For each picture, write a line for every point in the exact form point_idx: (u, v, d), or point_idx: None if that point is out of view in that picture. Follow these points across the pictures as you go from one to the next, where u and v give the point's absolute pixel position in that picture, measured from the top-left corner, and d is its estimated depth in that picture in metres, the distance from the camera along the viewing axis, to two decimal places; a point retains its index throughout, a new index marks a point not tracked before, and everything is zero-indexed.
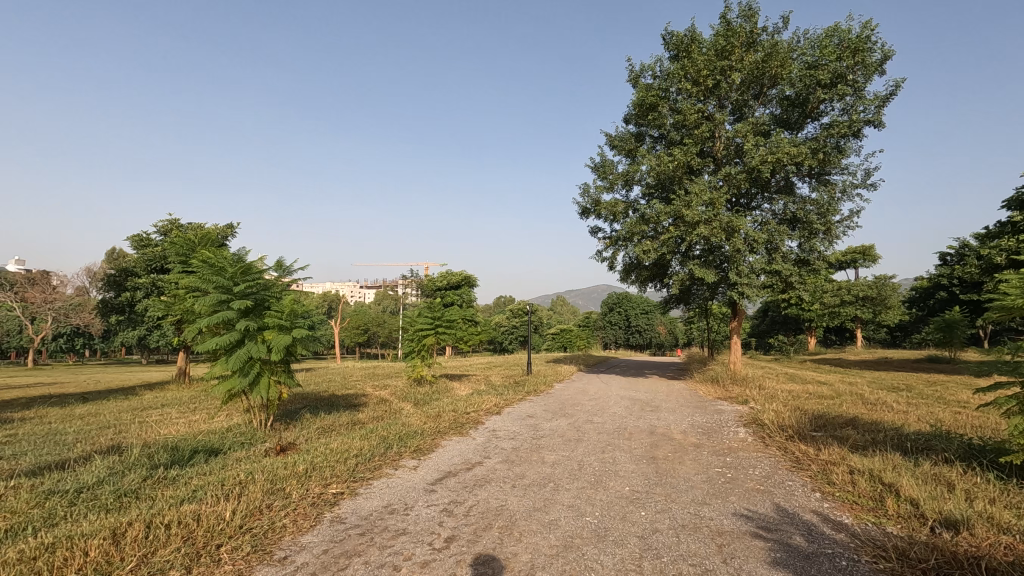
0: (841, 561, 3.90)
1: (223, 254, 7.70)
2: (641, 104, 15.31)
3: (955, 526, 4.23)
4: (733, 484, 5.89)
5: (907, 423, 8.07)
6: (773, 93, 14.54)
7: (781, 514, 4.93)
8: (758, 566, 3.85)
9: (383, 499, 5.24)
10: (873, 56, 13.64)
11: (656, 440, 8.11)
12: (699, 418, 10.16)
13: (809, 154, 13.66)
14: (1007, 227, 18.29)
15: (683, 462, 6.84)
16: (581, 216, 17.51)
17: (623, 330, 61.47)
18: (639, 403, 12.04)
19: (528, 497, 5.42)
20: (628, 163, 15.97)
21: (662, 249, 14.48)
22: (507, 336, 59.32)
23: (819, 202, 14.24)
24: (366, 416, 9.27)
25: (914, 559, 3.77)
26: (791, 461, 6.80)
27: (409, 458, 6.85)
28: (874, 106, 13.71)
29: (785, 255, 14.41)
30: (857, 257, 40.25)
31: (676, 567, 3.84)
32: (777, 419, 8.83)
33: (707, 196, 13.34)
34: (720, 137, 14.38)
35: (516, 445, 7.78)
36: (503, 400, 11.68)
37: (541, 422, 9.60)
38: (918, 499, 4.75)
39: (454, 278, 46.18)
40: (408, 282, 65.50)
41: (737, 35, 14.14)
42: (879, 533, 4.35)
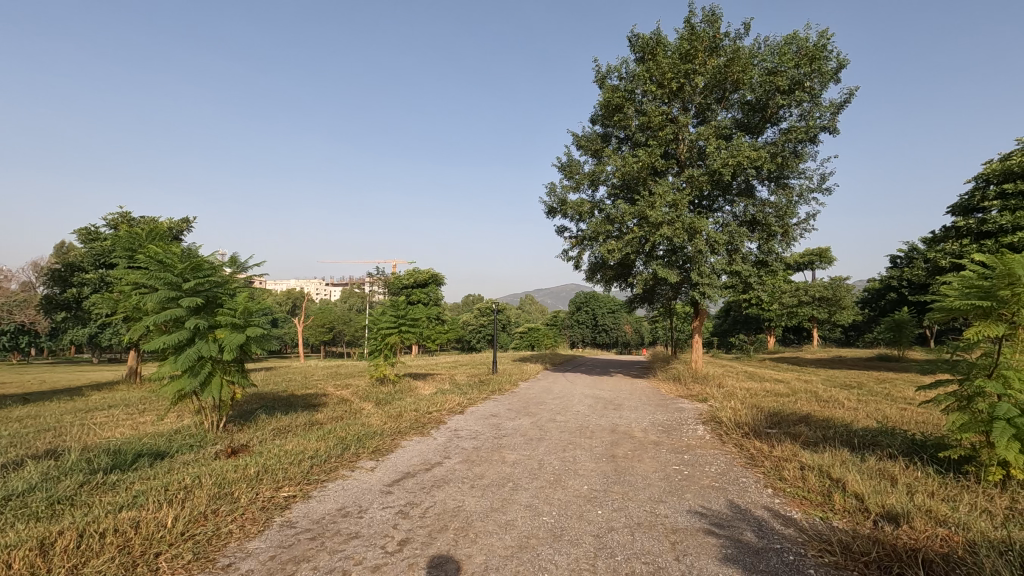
0: (788, 556, 3.99)
1: (171, 249, 7.39)
2: (606, 105, 15.45)
3: (896, 519, 4.38)
4: (689, 481, 5.98)
5: (856, 419, 8.34)
6: (734, 98, 14.83)
7: (733, 511, 5.03)
8: (709, 563, 3.89)
9: (337, 502, 5.12)
10: (829, 65, 14.09)
11: (617, 439, 8.17)
12: (660, 416, 10.27)
13: (768, 158, 14.02)
14: (951, 232, 19.21)
15: (642, 460, 6.91)
16: (547, 215, 17.54)
17: (590, 329, 61.99)
18: (603, 401, 12.14)
19: (486, 497, 5.38)
20: (594, 163, 16.08)
21: (626, 249, 14.63)
22: (474, 335, 59.15)
23: (778, 205, 14.63)
24: (325, 416, 9.06)
25: (856, 553, 3.89)
26: (746, 457, 6.95)
27: (366, 459, 6.72)
28: (829, 113, 14.16)
29: (745, 256, 14.71)
30: (814, 259, 41.54)
31: (629, 565, 3.85)
32: (734, 417, 9.02)
33: (670, 197, 13.55)
34: (684, 139, 14.63)
35: (477, 445, 7.72)
36: (467, 400, 11.58)
37: (504, 422, 9.56)
38: (863, 493, 4.91)
39: (421, 275, 45.64)
40: (374, 279, 64.61)
41: (700, 39, 14.40)
42: (825, 528, 4.47)
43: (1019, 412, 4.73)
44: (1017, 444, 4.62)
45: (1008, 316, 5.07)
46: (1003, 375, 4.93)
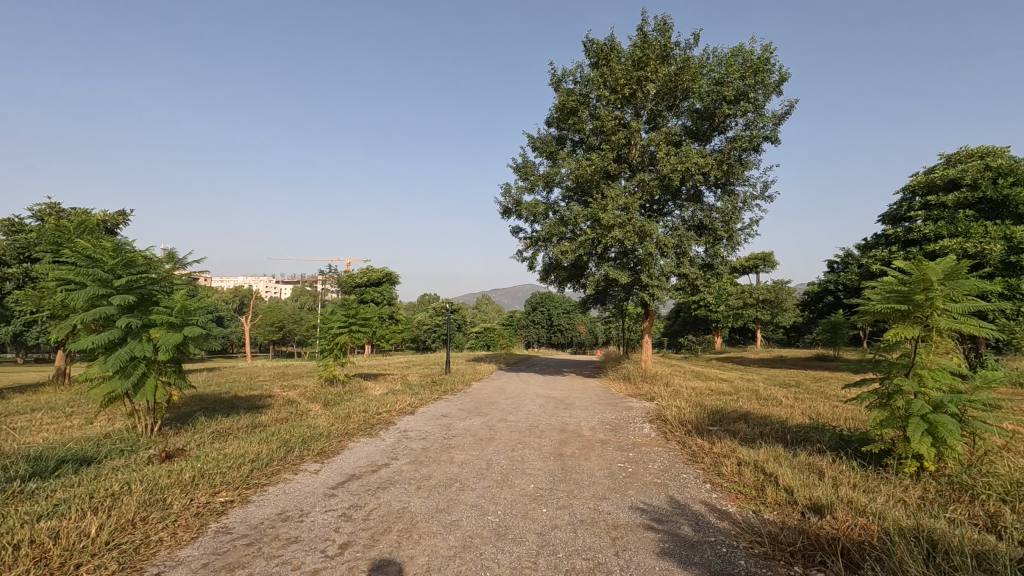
0: (721, 548, 4.16)
1: (101, 243, 7.02)
2: (561, 108, 15.65)
3: (821, 510, 4.64)
4: (633, 478, 6.14)
5: (791, 416, 8.76)
6: (684, 105, 15.27)
7: (672, 506, 5.20)
8: (646, 557, 4.01)
9: (278, 506, 4.99)
10: (772, 77, 14.76)
11: (566, 438, 8.29)
12: (609, 414, 10.48)
13: (715, 165, 14.53)
14: (882, 239, 20.44)
15: (589, 458, 7.05)
16: (502, 216, 17.59)
17: (545, 330, 62.57)
18: (554, 401, 12.29)
19: (432, 498, 5.37)
20: (549, 165, 16.24)
21: (579, 250, 14.84)
22: (429, 334, 58.64)
23: (724, 210, 15.17)
24: (269, 418, 8.80)
25: (783, 543, 4.10)
26: (688, 454, 7.18)
27: (311, 462, 6.56)
28: (771, 124, 14.80)
29: (692, 259, 15.16)
30: (758, 263, 43.27)
31: (570, 562, 3.92)
32: (679, 415, 9.30)
33: (622, 201, 13.82)
34: (636, 144, 14.97)
35: (426, 445, 7.67)
36: (418, 400, 11.49)
37: (454, 422, 9.55)
38: (793, 487, 5.17)
39: (374, 275, 44.85)
40: (327, 278, 63.13)
41: (652, 47, 14.77)
42: (757, 520, 4.69)
43: (931, 408, 5.11)
44: (930, 438, 4.99)
45: (923, 319, 5.48)
46: (918, 374, 5.32)
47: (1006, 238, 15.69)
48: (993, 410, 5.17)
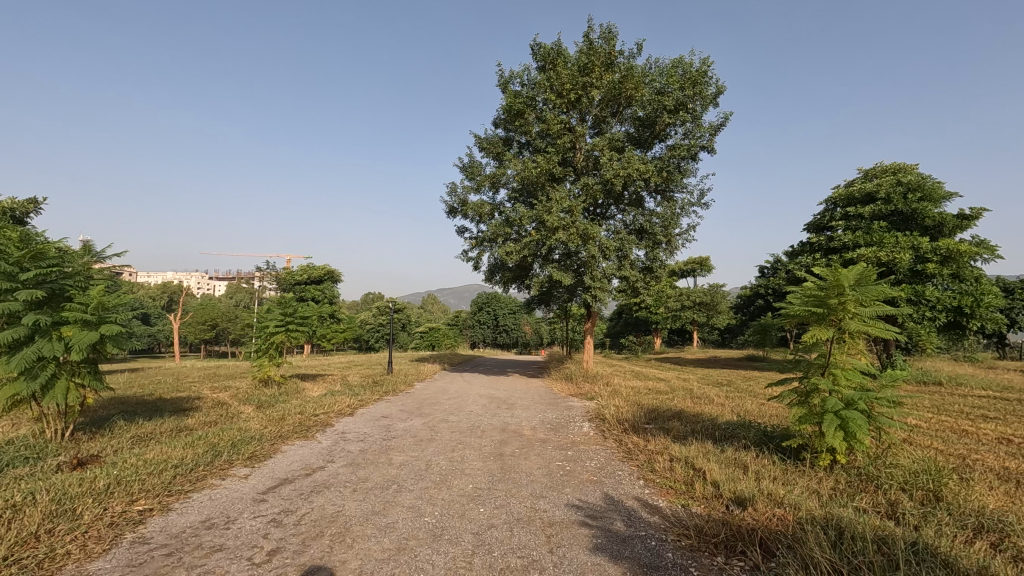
0: (651, 542, 4.31)
1: (6, 233, 6.46)
2: (508, 109, 15.75)
3: (743, 503, 4.90)
4: (570, 476, 6.26)
5: (721, 414, 9.17)
6: (627, 113, 15.68)
7: (607, 502, 5.34)
8: (579, 553, 4.11)
9: (202, 513, 4.76)
10: (709, 90, 15.39)
11: (506, 438, 8.34)
12: (549, 413, 10.64)
13: (655, 172, 15.02)
14: (806, 246, 21.75)
15: (528, 457, 7.12)
16: (448, 215, 17.49)
17: (491, 330, 62.69)
18: (496, 401, 12.33)
19: (368, 500, 5.28)
20: (495, 166, 16.28)
21: (523, 251, 14.96)
22: (372, 334, 57.48)
23: (663, 216, 15.69)
24: (197, 421, 8.37)
25: (708, 535, 4.30)
26: (624, 452, 7.39)
27: (240, 466, 6.30)
28: (708, 134, 15.44)
29: (633, 262, 15.58)
30: (695, 267, 45.06)
31: (505, 560, 3.96)
32: (617, 414, 9.55)
33: (566, 203, 14.04)
34: (580, 149, 15.27)
35: (364, 447, 7.52)
36: (357, 401, 11.25)
37: (395, 423, 9.41)
38: (719, 481, 5.42)
39: (315, 273, 43.51)
40: (265, 275, 60.71)
41: (597, 54, 15.09)
42: (685, 514, 4.90)
43: (843, 405, 5.50)
44: (842, 433, 5.36)
45: (837, 322, 5.87)
46: (832, 374, 5.70)
47: (914, 248, 17.04)
48: (896, 405, 5.63)
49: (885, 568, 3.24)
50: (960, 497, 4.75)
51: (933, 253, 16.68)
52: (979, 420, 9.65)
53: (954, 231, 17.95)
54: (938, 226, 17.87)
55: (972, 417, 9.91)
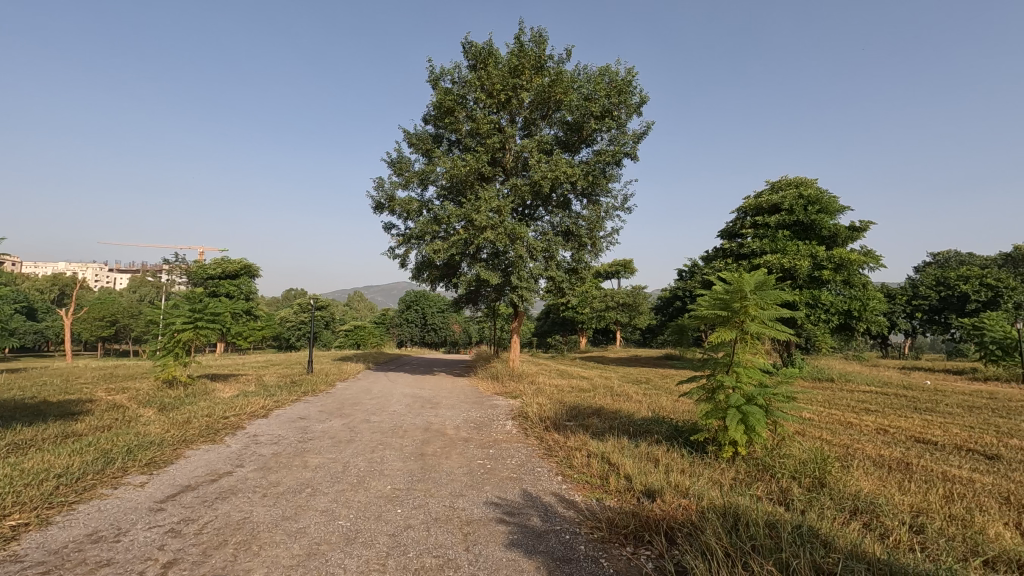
0: (564, 536, 4.43)
1: None
2: (438, 106, 15.59)
3: (653, 494, 5.15)
4: (490, 474, 6.31)
5: (637, 411, 9.56)
6: (556, 116, 15.99)
7: (525, 499, 5.43)
8: (494, 550, 4.15)
9: (89, 526, 4.37)
10: (633, 99, 16.01)
11: (428, 437, 8.27)
12: (474, 413, 10.66)
13: (582, 175, 15.39)
14: (720, 251, 23.07)
15: (450, 456, 7.10)
16: (375, 210, 17.06)
17: (419, 329, 61.91)
18: (420, 400, 12.18)
19: (279, 505, 5.06)
20: (424, 163, 16.08)
21: (451, 249, 14.88)
22: (293, 333, 55.09)
23: (589, 219, 16.12)
24: (87, 426, 7.66)
25: (619, 526, 4.49)
26: (544, 449, 7.54)
27: (137, 474, 5.84)
28: (632, 141, 16.05)
29: (559, 263, 15.91)
30: (619, 270, 46.69)
31: (420, 560, 3.93)
32: (539, 412, 9.72)
33: (495, 203, 14.11)
34: (510, 149, 15.43)
35: (278, 450, 7.19)
36: (273, 402, 10.73)
37: (312, 424, 9.06)
38: (631, 474, 5.66)
39: (230, 267, 41.15)
40: (173, 268, 56.56)
41: (528, 57, 15.27)
42: (599, 507, 5.07)
43: (744, 401, 5.92)
44: (743, 426, 5.77)
45: (739, 324, 6.29)
46: (736, 372, 6.10)
47: (812, 256, 18.57)
48: (790, 401, 6.12)
49: (772, 549, 3.52)
50: (841, 482, 5.24)
51: (828, 261, 18.26)
52: (863, 413, 10.67)
53: (846, 241, 19.77)
54: (833, 236, 19.61)
55: (858, 411, 10.88)
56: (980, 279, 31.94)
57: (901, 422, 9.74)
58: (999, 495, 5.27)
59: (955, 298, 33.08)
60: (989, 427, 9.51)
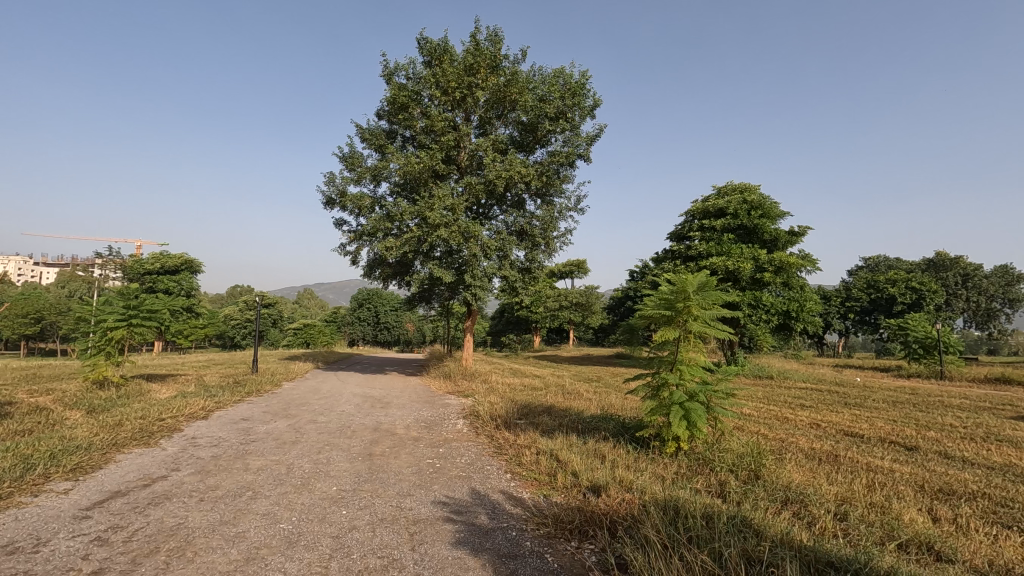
0: (511, 532, 4.47)
1: None
2: (392, 101, 15.33)
3: (598, 490, 5.27)
4: (439, 473, 6.29)
5: (587, 408, 9.74)
6: (511, 116, 16.04)
7: (473, 497, 5.45)
8: (441, 548, 4.14)
9: (4, 538, 4.08)
10: (587, 101, 16.27)
11: (378, 437, 8.15)
12: (425, 412, 10.59)
13: (536, 176, 15.50)
14: (669, 253, 23.75)
15: (399, 456, 7.03)
16: (325, 206, 16.63)
17: (371, 327, 60.86)
18: (370, 400, 11.99)
19: (217, 509, 4.88)
20: (377, 158, 15.79)
21: (404, 247, 14.69)
22: (238, 331, 53.10)
23: (543, 219, 16.27)
24: (4, 430, 7.14)
25: (564, 521, 4.57)
26: (494, 447, 7.58)
27: (60, 480, 5.50)
28: (585, 143, 16.31)
29: (513, 263, 15.99)
30: (573, 270, 47.31)
31: (364, 561, 3.88)
32: (490, 410, 9.76)
33: (449, 201, 14.06)
34: (464, 148, 15.39)
35: (218, 453, 6.93)
36: (215, 403, 10.32)
37: (256, 426, 8.77)
38: (578, 470, 5.77)
39: (170, 262, 39.24)
40: (107, 262, 53.39)
41: (483, 56, 15.26)
42: (545, 504, 5.15)
43: (686, 397, 6.12)
44: (685, 422, 5.98)
45: (682, 324, 6.51)
46: (679, 370, 6.31)
47: (755, 259, 19.41)
48: (729, 397, 6.39)
49: (707, 540, 3.67)
50: (774, 474, 5.51)
51: (769, 264, 19.13)
52: (797, 408, 11.24)
53: (785, 245, 20.78)
54: (773, 240, 20.58)
55: (794, 407, 11.45)
56: (905, 282, 34.26)
57: (831, 417, 10.33)
58: (914, 482, 5.68)
59: (884, 300, 35.36)
60: (909, 420, 10.22)
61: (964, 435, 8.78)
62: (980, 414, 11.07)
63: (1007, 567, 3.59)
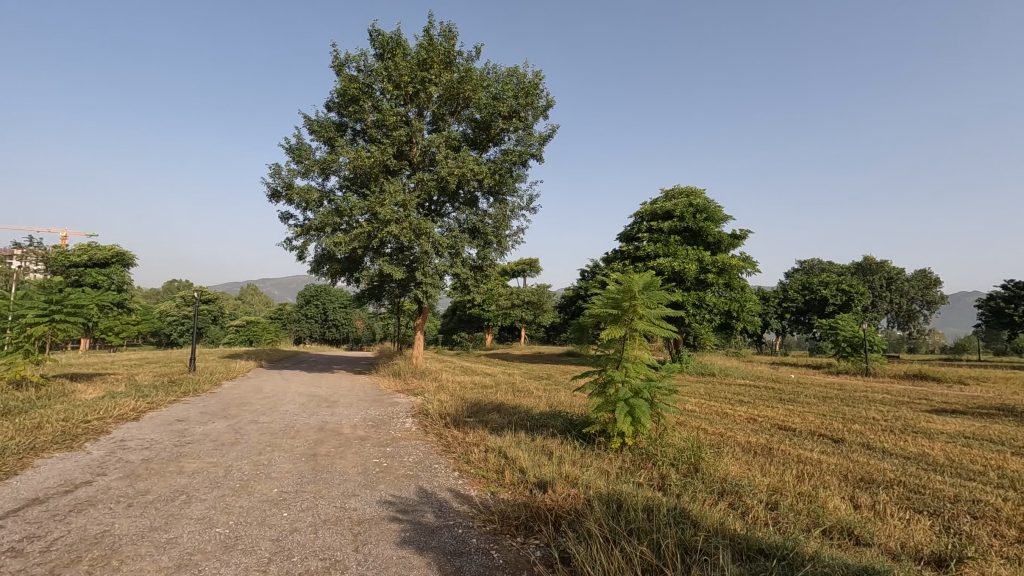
0: (457, 530, 4.47)
1: None
2: (342, 94, 14.97)
3: (544, 485, 5.34)
4: (386, 472, 6.21)
5: (536, 406, 9.84)
6: (464, 113, 15.98)
7: (420, 495, 5.42)
8: (385, 548, 4.09)
9: None
10: (540, 102, 16.41)
11: (323, 437, 7.95)
12: (373, 410, 10.41)
13: (488, 174, 15.50)
14: (618, 254, 24.28)
15: (344, 456, 6.89)
16: (270, 199, 16.05)
17: (319, 324, 59.28)
18: (316, 400, 11.68)
19: (148, 515, 4.64)
20: (326, 151, 15.39)
21: (353, 242, 14.37)
22: (175, 328, 50.56)
23: (495, 217, 16.29)
24: None
25: (511, 518, 4.60)
26: (442, 445, 7.55)
27: None
28: (537, 143, 16.43)
29: (464, 260, 15.93)
30: (525, 268, 47.60)
31: (305, 564, 3.78)
32: (440, 408, 9.70)
33: (400, 197, 13.87)
34: (417, 144, 15.19)
35: (149, 456, 6.58)
36: (147, 403, 9.79)
37: (192, 427, 8.39)
38: (525, 467, 5.83)
39: (99, 254, 36.95)
40: (27, 254, 49.68)
41: (437, 51, 15.13)
42: (492, 501, 5.17)
43: (631, 394, 6.28)
44: (629, 418, 6.13)
45: (629, 322, 6.67)
46: (625, 367, 6.46)
47: (699, 261, 20.14)
48: (672, 393, 6.59)
49: (647, 531, 3.79)
50: (712, 467, 5.74)
51: (712, 266, 19.90)
52: (736, 404, 11.72)
53: (728, 248, 21.67)
54: (717, 243, 21.44)
55: (734, 403, 11.94)
56: (836, 284, 36.36)
57: (767, 412, 10.84)
58: (838, 472, 6.05)
59: (817, 301, 37.39)
60: (837, 415, 10.85)
61: (885, 427, 9.41)
62: (899, 408, 11.90)
63: (917, 549, 3.88)
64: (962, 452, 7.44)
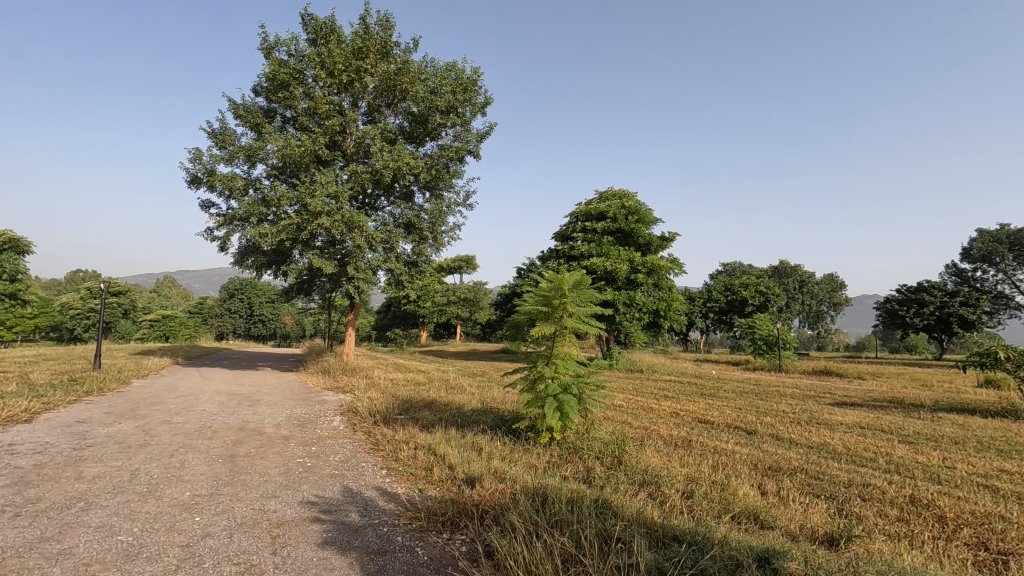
0: (382, 529, 4.40)
1: None
2: (271, 78, 14.30)
3: (472, 481, 5.36)
4: (310, 472, 6.02)
5: (468, 403, 9.83)
6: (400, 106, 15.78)
7: (345, 495, 5.29)
8: (305, 550, 3.97)
9: None
10: (478, 98, 16.37)
11: (243, 437, 7.58)
12: (298, 409, 10.04)
13: (425, 169, 15.29)
14: (553, 253, 24.66)
15: (266, 456, 6.60)
16: (190, 185, 15.09)
17: (244, 319, 56.41)
18: (237, 398, 11.12)
19: (38, 524, 4.25)
20: (252, 137, 14.63)
21: (280, 234, 13.75)
22: (78, 322, 46.45)
23: (430, 212, 16.10)
24: None
25: (437, 515, 4.58)
26: (371, 443, 7.40)
27: None
28: (475, 140, 16.38)
29: (399, 255, 15.65)
30: (462, 265, 47.42)
31: (216, 569, 3.60)
32: (369, 406, 9.50)
33: (332, 188, 13.42)
34: (350, 134, 14.75)
35: (43, 461, 6.03)
36: (42, 403, 8.94)
37: (94, 429, 7.76)
38: (454, 463, 5.82)
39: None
40: None
41: (373, 40, 14.76)
42: (420, 499, 5.12)
43: (560, 390, 6.41)
44: (558, 413, 6.26)
45: (558, 320, 6.81)
46: (554, 363, 6.59)
47: (631, 261, 20.79)
48: (599, 388, 6.79)
49: (569, 523, 3.89)
50: (634, 460, 5.96)
51: (643, 266, 20.59)
52: (661, 399, 12.24)
53: (657, 249, 22.56)
54: (646, 244, 22.30)
55: (659, 398, 12.46)
56: (755, 286, 38.72)
57: (689, 406, 11.36)
58: (749, 462, 6.46)
59: (738, 301, 39.58)
60: (751, 408, 11.56)
61: (793, 420, 10.11)
62: (806, 401, 12.84)
63: (812, 530, 4.22)
64: (857, 441, 8.14)
